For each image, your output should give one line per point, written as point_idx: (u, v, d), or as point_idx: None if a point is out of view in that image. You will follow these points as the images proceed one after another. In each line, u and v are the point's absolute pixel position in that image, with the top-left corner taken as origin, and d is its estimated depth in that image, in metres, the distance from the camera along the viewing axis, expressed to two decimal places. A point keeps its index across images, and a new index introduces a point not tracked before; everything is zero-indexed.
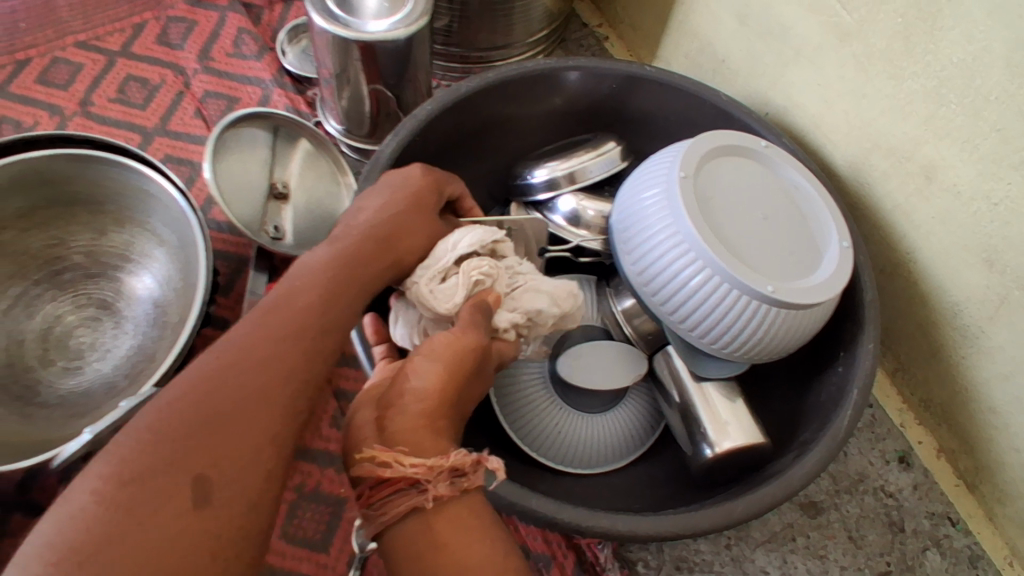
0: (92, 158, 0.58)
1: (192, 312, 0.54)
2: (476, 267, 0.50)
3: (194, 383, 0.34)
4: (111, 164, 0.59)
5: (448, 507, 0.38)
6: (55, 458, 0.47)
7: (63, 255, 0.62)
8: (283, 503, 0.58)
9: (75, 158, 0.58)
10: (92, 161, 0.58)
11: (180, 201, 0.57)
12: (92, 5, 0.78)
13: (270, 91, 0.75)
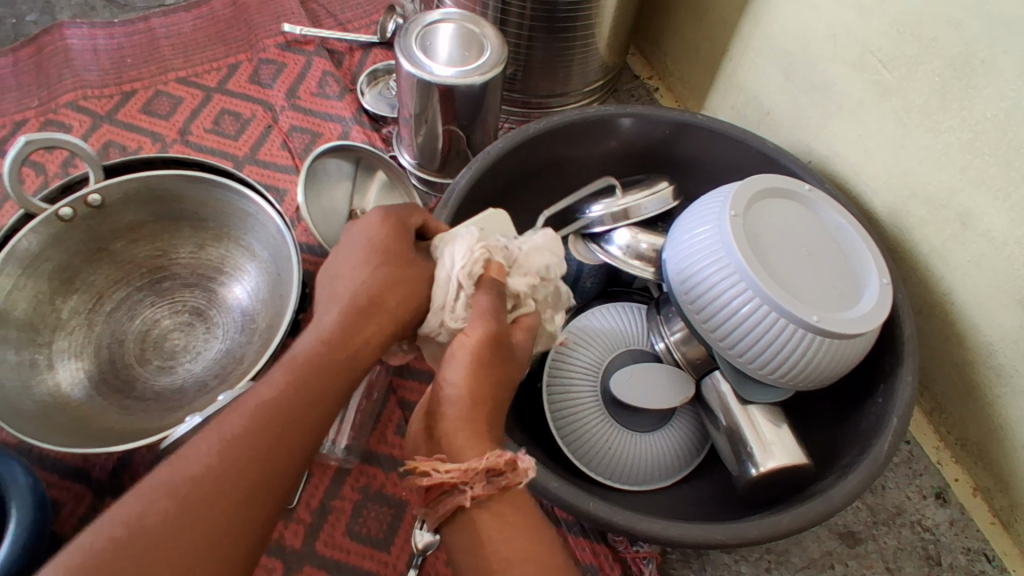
0: (199, 179, 0.65)
1: (283, 319, 0.59)
2: (471, 263, 0.49)
3: (220, 448, 0.36)
4: (215, 185, 0.65)
5: (489, 506, 0.39)
6: (166, 440, 0.52)
7: (165, 265, 0.69)
8: (351, 502, 0.64)
9: (184, 178, 0.65)
10: (198, 182, 0.65)
11: (277, 220, 0.63)
12: (193, 47, 0.87)
13: (350, 128, 0.82)
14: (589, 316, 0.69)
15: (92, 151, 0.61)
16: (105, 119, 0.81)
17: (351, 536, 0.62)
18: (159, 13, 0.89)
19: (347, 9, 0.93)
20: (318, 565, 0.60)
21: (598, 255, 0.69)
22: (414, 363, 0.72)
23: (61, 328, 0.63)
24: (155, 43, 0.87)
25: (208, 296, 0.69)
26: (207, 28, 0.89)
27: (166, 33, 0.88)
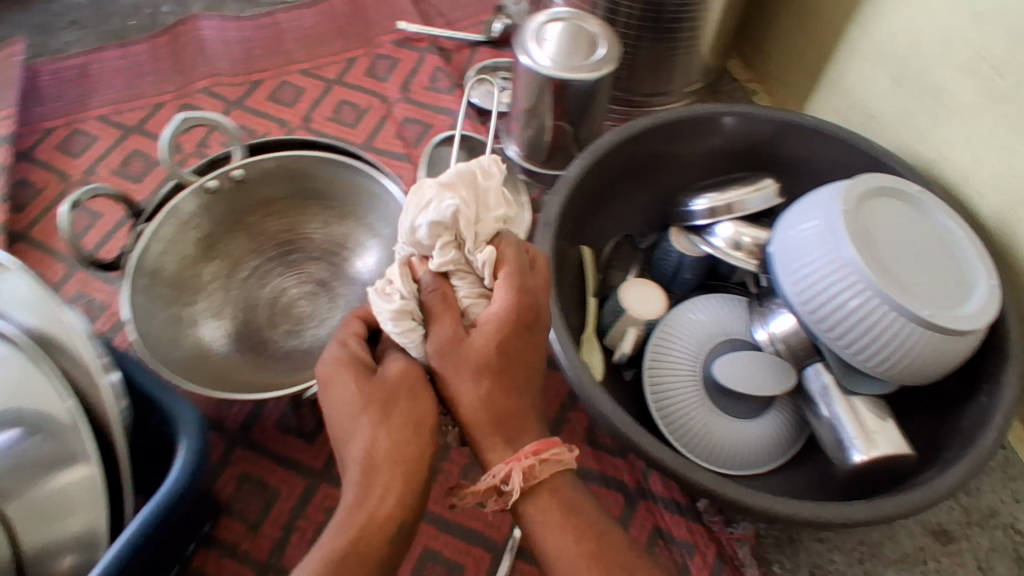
0: (330, 160, 0.70)
1: None
2: (397, 287, 0.46)
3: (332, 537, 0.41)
4: (344, 166, 0.70)
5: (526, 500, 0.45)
6: None
7: (293, 238, 0.74)
8: (459, 466, 0.68)
9: (317, 159, 0.70)
10: (329, 163, 0.70)
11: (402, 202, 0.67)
12: (315, 42, 0.94)
13: (460, 120, 0.87)
14: (688, 305, 0.70)
15: (234, 128, 0.67)
16: (234, 104, 0.88)
17: None
18: (284, 9, 0.96)
19: (456, 9, 0.98)
20: (428, 522, 0.65)
21: (702, 247, 0.72)
22: None
23: (202, 290, 0.69)
24: (280, 37, 0.94)
25: (331, 269, 0.73)
26: (328, 25, 0.95)
27: (290, 29, 0.95)
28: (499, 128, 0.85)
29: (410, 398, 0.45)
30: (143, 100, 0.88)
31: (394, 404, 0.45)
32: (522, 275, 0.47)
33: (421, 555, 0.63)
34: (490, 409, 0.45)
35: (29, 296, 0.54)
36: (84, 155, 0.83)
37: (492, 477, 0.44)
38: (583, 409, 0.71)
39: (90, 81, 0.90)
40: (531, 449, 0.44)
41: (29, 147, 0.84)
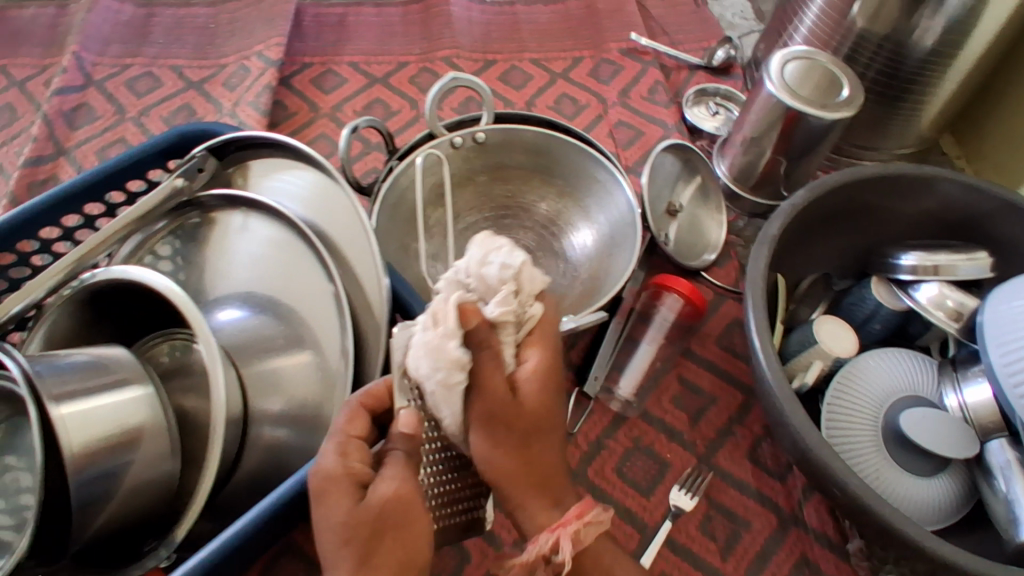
0: (565, 143, 0.75)
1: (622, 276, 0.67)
2: (444, 326, 0.39)
3: None
4: (578, 149, 0.75)
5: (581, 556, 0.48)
6: None
7: (511, 205, 0.80)
8: (621, 447, 0.70)
9: (554, 138, 0.76)
10: (564, 146, 0.76)
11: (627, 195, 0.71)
12: (548, 37, 1.01)
13: (671, 133, 0.91)
14: (876, 354, 0.72)
15: (490, 95, 0.75)
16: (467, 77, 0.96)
17: (618, 475, 0.69)
18: (524, 3, 1.05)
19: (681, 32, 1.04)
20: (586, 488, 0.68)
21: (904, 300, 0.74)
22: (694, 345, 0.77)
23: (427, 231, 0.77)
24: (517, 26, 1.02)
25: (539, 240, 0.78)
26: (561, 24, 1.03)
27: (527, 20, 1.03)
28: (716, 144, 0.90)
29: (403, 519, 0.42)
30: (389, 57, 0.97)
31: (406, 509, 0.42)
32: (545, 336, 0.45)
33: None
34: (517, 476, 0.45)
35: (331, 198, 0.62)
36: (334, 92, 0.93)
37: (540, 547, 0.45)
38: (749, 426, 0.73)
39: (346, 30, 0.99)
40: (574, 513, 0.46)
41: (288, 73, 0.94)
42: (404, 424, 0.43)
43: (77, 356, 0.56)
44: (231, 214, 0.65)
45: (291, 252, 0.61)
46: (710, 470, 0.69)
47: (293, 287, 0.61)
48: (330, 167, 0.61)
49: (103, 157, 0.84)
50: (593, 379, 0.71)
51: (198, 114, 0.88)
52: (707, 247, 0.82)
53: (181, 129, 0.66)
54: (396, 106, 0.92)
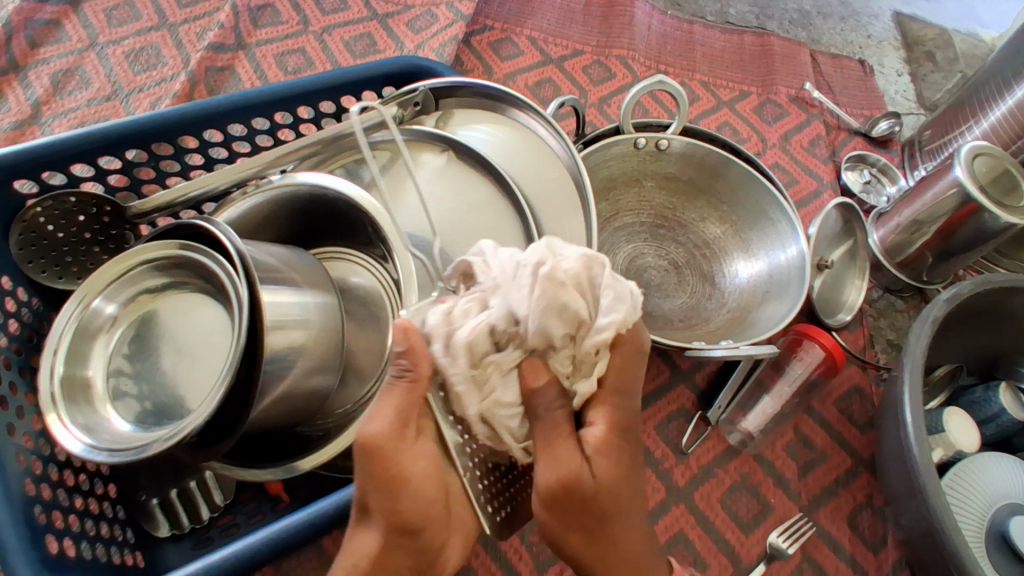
0: (745, 173, 0.74)
1: (784, 316, 0.66)
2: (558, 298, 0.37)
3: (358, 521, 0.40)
4: (754, 183, 0.74)
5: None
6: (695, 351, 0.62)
7: (668, 217, 0.80)
8: (729, 479, 0.69)
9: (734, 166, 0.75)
10: (742, 174, 0.74)
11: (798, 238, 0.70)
12: (719, 63, 1.01)
13: (824, 190, 0.93)
14: (998, 457, 0.70)
15: (688, 103, 0.73)
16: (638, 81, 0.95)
17: (722, 505, 0.68)
18: (702, 24, 1.05)
19: (844, 95, 1.06)
20: (689, 509, 0.67)
21: None
22: (816, 402, 0.76)
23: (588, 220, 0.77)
24: (692, 45, 1.02)
25: (689, 258, 0.79)
26: (734, 54, 1.03)
27: (702, 42, 1.03)
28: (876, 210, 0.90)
29: (398, 449, 0.39)
30: (566, 41, 0.96)
31: (387, 453, 0.39)
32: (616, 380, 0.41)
33: (675, 534, 0.66)
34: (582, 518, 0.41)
35: (553, 168, 0.64)
36: (510, 60, 0.93)
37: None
38: (853, 493, 0.72)
39: (531, 4, 0.99)
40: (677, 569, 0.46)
41: (469, 31, 0.94)
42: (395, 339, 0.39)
43: (265, 250, 0.55)
44: (433, 153, 0.63)
45: (499, 206, 0.62)
46: (813, 525, 0.68)
47: (487, 240, 0.60)
48: (568, 138, 0.63)
49: (282, 63, 0.85)
50: (718, 406, 0.71)
51: (379, 46, 0.89)
52: (842, 307, 0.82)
53: (409, 61, 0.68)
54: (565, 90, 0.92)
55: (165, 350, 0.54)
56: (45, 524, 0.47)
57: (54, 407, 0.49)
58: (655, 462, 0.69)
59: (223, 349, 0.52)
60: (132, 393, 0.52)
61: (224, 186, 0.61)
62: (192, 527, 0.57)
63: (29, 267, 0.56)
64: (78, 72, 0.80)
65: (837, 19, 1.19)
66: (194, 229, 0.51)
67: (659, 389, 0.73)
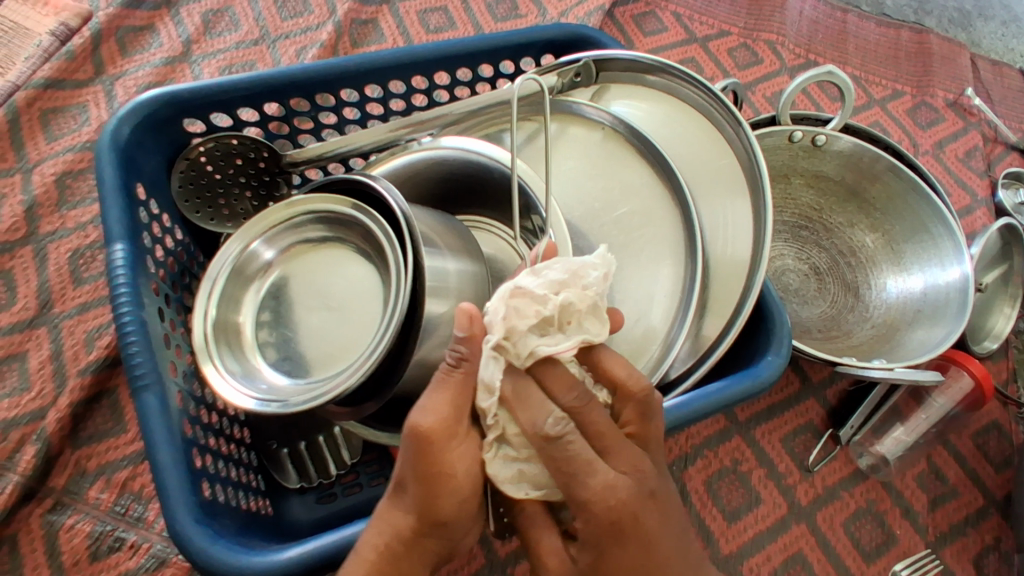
0: (910, 180, 0.69)
1: (946, 339, 0.61)
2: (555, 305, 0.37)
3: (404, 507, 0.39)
4: (918, 192, 0.69)
5: None
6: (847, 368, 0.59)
7: (813, 218, 0.76)
8: (854, 505, 0.67)
9: (898, 172, 0.69)
10: (907, 181, 0.69)
11: (966, 261, 0.65)
12: (872, 57, 0.94)
13: (978, 206, 0.86)
14: None
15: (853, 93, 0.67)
16: (786, 69, 0.89)
17: (845, 530, 0.66)
18: (856, 14, 0.97)
19: (1004, 106, 0.98)
20: (810, 529, 0.65)
21: None
22: (953, 434, 0.72)
23: None
24: (844, 36, 0.95)
25: (832, 264, 0.74)
26: (889, 50, 0.96)
27: (856, 34, 0.95)
28: None
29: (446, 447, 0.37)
30: (712, 20, 0.91)
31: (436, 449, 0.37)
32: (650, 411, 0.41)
33: (794, 553, 0.64)
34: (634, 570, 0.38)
35: (717, 154, 0.59)
36: (653, 36, 0.88)
37: None
38: (982, 533, 0.69)
39: None
40: None
41: (612, 1, 0.90)
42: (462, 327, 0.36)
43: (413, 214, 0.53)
44: (590, 128, 0.61)
45: (656, 192, 0.58)
46: (938, 563, 0.67)
47: (643, 226, 0.58)
48: (743, 122, 0.56)
49: (424, 21, 0.83)
50: (851, 425, 0.68)
51: (520, 11, 0.86)
52: (987, 334, 0.78)
53: (573, 29, 0.65)
54: (708, 73, 0.87)
55: (316, 303, 0.54)
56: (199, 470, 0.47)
57: (209, 351, 0.49)
58: (777, 476, 0.67)
59: (374, 312, 0.52)
60: (274, 342, 0.53)
61: (370, 145, 0.60)
62: (320, 480, 0.58)
63: (185, 206, 0.58)
64: (228, 12, 0.80)
65: (999, 22, 1.09)
66: (364, 186, 0.51)
67: (788, 401, 0.70)
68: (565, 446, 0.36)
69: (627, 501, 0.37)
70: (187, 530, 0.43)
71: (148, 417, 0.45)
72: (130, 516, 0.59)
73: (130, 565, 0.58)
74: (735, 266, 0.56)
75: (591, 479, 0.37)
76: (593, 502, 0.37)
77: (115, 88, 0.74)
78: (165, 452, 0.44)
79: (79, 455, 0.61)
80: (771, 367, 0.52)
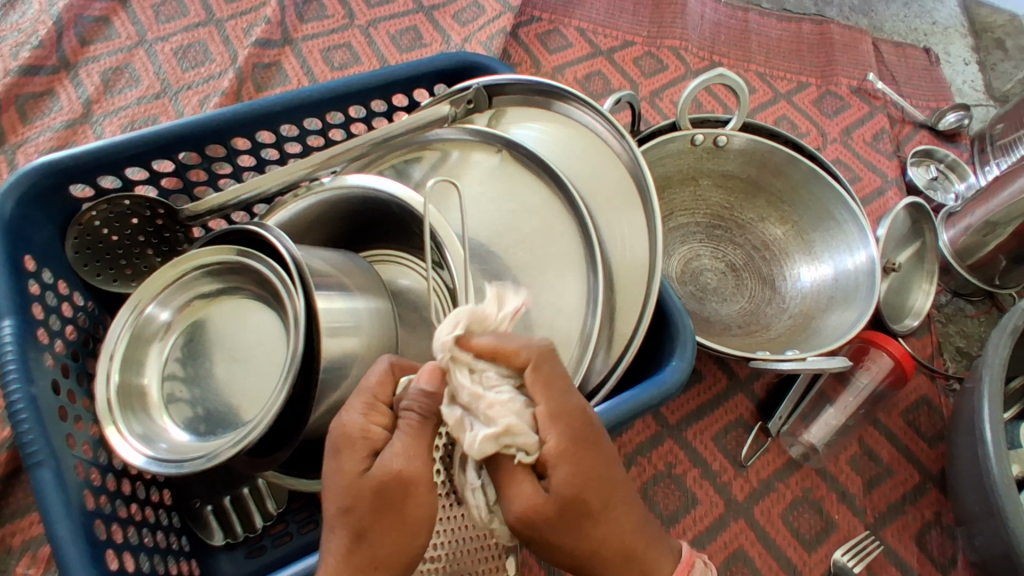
0: (809, 171, 0.70)
1: (855, 323, 0.62)
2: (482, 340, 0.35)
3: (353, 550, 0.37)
4: (819, 182, 0.70)
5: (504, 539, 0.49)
6: (761, 363, 0.60)
7: (726, 217, 0.78)
8: (791, 495, 0.68)
9: (798, 166, 0.71)
10: (807, 172, 0.71)
11: (869, 245, 0.67)
12: (776, 52, 0.97)
13: (889, 187, 0.89)
14: None
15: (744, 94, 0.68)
16: (691, 73, 0.91)
17: (784, 521, 0.67)
18: (758, 12, 1.00)
19: (909, 85, 1.01)
20: (749, 524, 0.66)
21: None
22: (882, 414, 0.74)
23: None
24: (747, 34, 0.97)
25: (747, 260, 0.76)
26: (792, 43, 0.98)
27: (759, 31, 0.98)
28: (945, 209, 0.87)
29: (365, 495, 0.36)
30: (616, 32, 0.93)
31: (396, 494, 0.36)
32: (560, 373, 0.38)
33: (735, 550, 0.65)
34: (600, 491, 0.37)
35: (610, 167, 0.60)
36: (559, 52, 0.90)
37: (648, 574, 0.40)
38: (921, 509, 0.71)
39: None
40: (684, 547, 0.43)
41: (517, 22, 0.91)
42: (422, 380, 0.36)
43: (316, 256, 0.53)
44: (486, 153, 0.61)
45: (553, 209, 0.59)
46: (879, 543, 0.68)
47: (543, 244, 0.58)
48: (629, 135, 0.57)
49: (328, 59, 0.84)
50: (778, 417, 0.69)
51: (425, 40, 0.87)
52: (909, 312, 0.80)
53: (463, 57, 0.66)
54: (616, 83, 0.89)
55: (222, 357, 0.54)
56: (105, 540, 0.46)
57: (111, 416, 0.49)
58: (712, 474, 0.68)
59: (278, 359, 0.52)
60: (183, 399, 0.53)
61: (274, 189, 0.60)
62: (246, 535, 0.57)
63: (84, 271, 0.57)
64: (128, 69, 0.80)
65: (900, 5, 1.13)
66: (251, 235, 0.51)
67: (716, 399, 0.72)
68: (553, 365, 0.37)
69: (589, 423, 0.37)
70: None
71: (45, 494, 0.44)
72: None
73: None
74: (636, 275, 0.57)
75: (567, 397, 0.36)
76: (566, 414, 0.36)
77: (17, 157, 0.73)
78: (64, 527, 0.44)
79: (5, 532, 0.61)
80: (676, 372, 0.52)
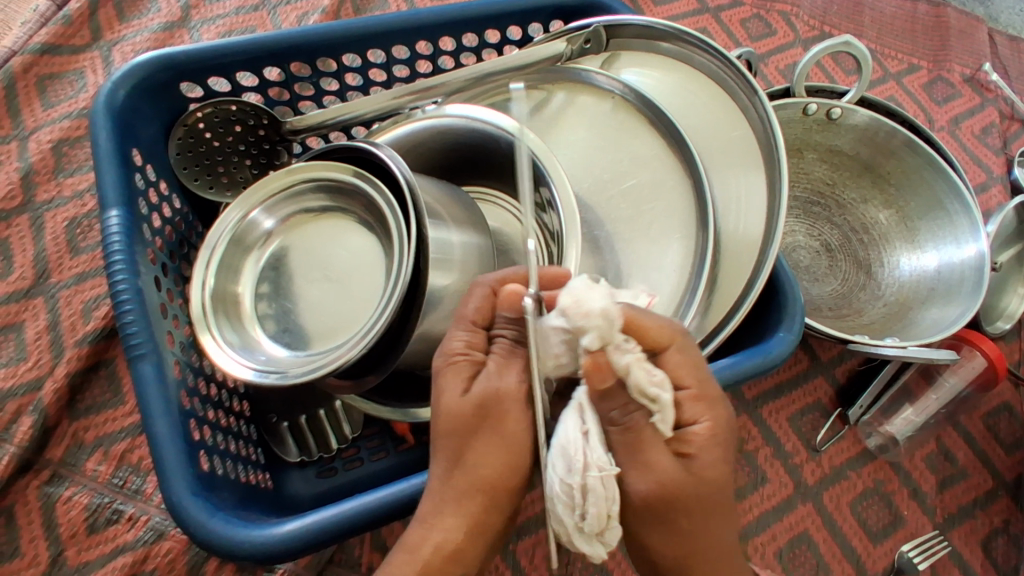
0: (927, 155, 0.67)
1: (960, 319, 0.59)
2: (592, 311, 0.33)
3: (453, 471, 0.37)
4: (934, 168, 0.67)
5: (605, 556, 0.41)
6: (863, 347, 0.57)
7: (826, 194, 0.75)
8: (861, 485, 0.67)
9: (913, 148, 0.67)
10: (925, 156, 0.67)
11: (982, 240, 0.63)
12: (888, 29, 0.92)
13: (993, 183, 0.85)
14: None
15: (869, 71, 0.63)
16: (800, 41, 0.87)
17: (852, 510, 0.66)
18: None
19: None
20: (816, 508, 0.65)
21: None
22: (964, 416, 0.71)
23: None
24: (860, 7, 0.92)
25: (844, 241, 0.73)
26: (906, 22, 0.93)
27: (873, 6, 0.92)
28: None
29: None
30: None
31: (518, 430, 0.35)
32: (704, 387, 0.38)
33: (799, 532, 0.64)
34: None
35: (729, 125, 0.57)
36: (664, 6, 0.87)
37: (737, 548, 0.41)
38: (992, 515, 0.68)
39: None
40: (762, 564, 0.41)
41: None
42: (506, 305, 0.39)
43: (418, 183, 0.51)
44: (598, 97, 0.59)
45: (665, 162, 0.56)
46: (946, 544, 0.66)
47: (651, 197, 0.56)
48: (759, 92, 0.54)
49: None
50: (859, 405, 0.67)
51: None
52: (1001, 315, 0.76)
53: None
54: (720, 43, 0.85)
55: (317, 276, 0.53)
56: (198, 441, 0.46)
57: (207, 321, 0.48)
58: (784, 455, 0.67)
59: (376, 284, 0.51)
60: (275, 314, 0.52)
61: (372, 114, 0.58)
62: (320, 454, 0.57)
63: (184, 173, 0.56)
64: None
65: None
66: (367, 155, 0.49)
67: (796, 379, 0.70)
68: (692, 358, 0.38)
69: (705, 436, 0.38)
70: (185, 503, 0.42)
71: (145, 386, 0.44)
72: (128, 489, 0.60)
73: (129, 538, 0.59)
74: (746, 243, 0.55)
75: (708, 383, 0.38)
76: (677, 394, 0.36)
77: (112, 54, 0.75)
78: (163, 424, 0.44)
79: (77, 427, 0.62)
80: (783, 345, 0.51)
